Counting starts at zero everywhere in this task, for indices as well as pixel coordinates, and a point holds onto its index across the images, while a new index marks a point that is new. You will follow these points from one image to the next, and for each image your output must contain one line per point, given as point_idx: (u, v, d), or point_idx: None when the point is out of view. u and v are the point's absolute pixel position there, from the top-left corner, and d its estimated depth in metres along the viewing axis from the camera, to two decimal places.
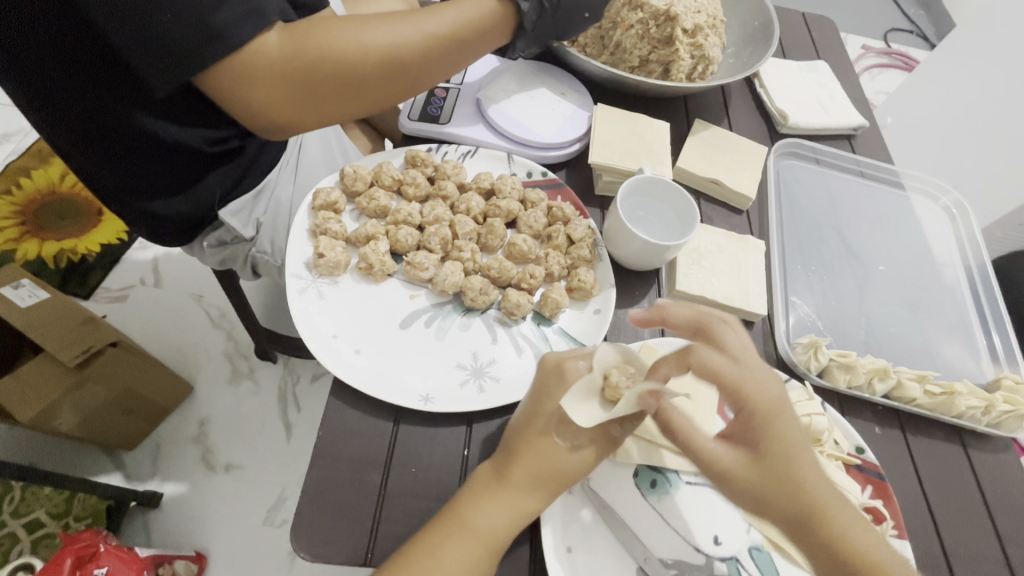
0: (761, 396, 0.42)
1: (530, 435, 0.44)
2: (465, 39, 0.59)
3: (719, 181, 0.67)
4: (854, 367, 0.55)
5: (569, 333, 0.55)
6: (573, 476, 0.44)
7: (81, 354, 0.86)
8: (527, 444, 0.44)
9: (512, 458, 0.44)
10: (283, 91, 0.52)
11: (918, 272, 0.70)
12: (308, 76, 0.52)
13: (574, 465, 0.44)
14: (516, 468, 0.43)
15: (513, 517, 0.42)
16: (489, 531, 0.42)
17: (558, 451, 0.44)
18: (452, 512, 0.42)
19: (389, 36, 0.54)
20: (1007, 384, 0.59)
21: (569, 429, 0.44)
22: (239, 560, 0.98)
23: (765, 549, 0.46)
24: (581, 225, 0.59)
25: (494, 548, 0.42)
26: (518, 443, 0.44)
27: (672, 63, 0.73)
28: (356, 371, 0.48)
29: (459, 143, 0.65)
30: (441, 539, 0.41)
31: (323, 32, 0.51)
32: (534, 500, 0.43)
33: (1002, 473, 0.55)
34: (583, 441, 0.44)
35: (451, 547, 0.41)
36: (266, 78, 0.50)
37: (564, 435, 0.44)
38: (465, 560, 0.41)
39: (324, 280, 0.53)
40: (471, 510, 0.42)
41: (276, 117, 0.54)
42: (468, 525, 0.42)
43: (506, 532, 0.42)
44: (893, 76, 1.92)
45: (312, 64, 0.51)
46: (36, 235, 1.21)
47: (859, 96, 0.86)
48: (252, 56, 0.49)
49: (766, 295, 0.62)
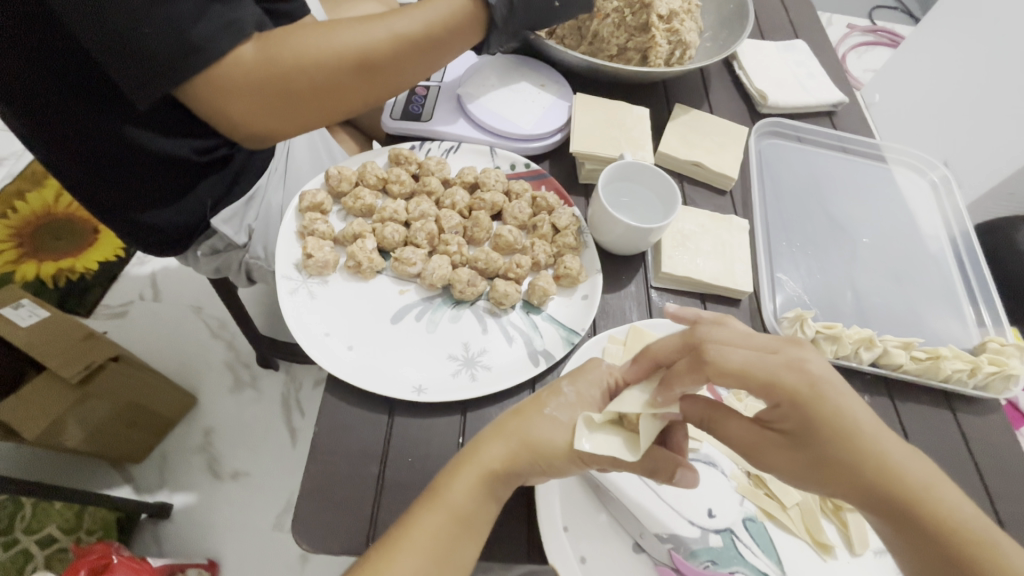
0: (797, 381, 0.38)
1: (525, 407, 0.45)
2: (437, 40, 0.60)
3: (701, 163, 0.68)
4: (840, 337, 0.55)
5: (557, 319, 0.56)
6: (546, 446, 0.43)
7: (82, 370, 0.87)
8: (514, 412, 0.45)
9: (496, 429, 0.45)
10: (260, 102, 0.53)
11: (901, 242, 0.71)
12: (285, 87, 0.53)
13: (554, 432, 0.43)
14: (495, 432, 0.44)
15: (481, 483, 0.42)
16: (453, 501, 0.42)
17: (540, 418, 0.44)
18: (432, 486, 0.43)
19: (358, 40, 0.55)
20: (992, 346, 0.59)
21: (558, 400, 0.45)
22: (252, 565, 1.00)
23: (759, 519, 0.47)
24: (565, 213, 0.60)
25: (459, 519, 0.42)
26: (509, 416, 0.45)
27: (649, 49, 0.74)
28: (350, 368, 0.49)
29: (441, 139, 0.66)
30: (417, 511, 0.42)
31: (294, 38, 0.52)
32: (500, 471, 0.43)
33: (989, 433, 0.56)
34: (566, 416, 0.45)
35: (422, 518, 0.41)
36: (243, 92, 0.51)
37: (559, 408, 0.45)
38: (436, 527, 0.41)
39: (314, 280, 0.54)
40: (445, 485, 0.42)
41: (256, 127, 0.55)
42: (438, 498, 0.42)
43: (472, 495, 0.42)
44: (879, 54, 1.92)
45: (285, 73, 0.52)
46: (34, 256, 1.23)
47: (837, 73, 0.87)
48: (232, 66, 0.50)
49: (752, 272, 0.63)
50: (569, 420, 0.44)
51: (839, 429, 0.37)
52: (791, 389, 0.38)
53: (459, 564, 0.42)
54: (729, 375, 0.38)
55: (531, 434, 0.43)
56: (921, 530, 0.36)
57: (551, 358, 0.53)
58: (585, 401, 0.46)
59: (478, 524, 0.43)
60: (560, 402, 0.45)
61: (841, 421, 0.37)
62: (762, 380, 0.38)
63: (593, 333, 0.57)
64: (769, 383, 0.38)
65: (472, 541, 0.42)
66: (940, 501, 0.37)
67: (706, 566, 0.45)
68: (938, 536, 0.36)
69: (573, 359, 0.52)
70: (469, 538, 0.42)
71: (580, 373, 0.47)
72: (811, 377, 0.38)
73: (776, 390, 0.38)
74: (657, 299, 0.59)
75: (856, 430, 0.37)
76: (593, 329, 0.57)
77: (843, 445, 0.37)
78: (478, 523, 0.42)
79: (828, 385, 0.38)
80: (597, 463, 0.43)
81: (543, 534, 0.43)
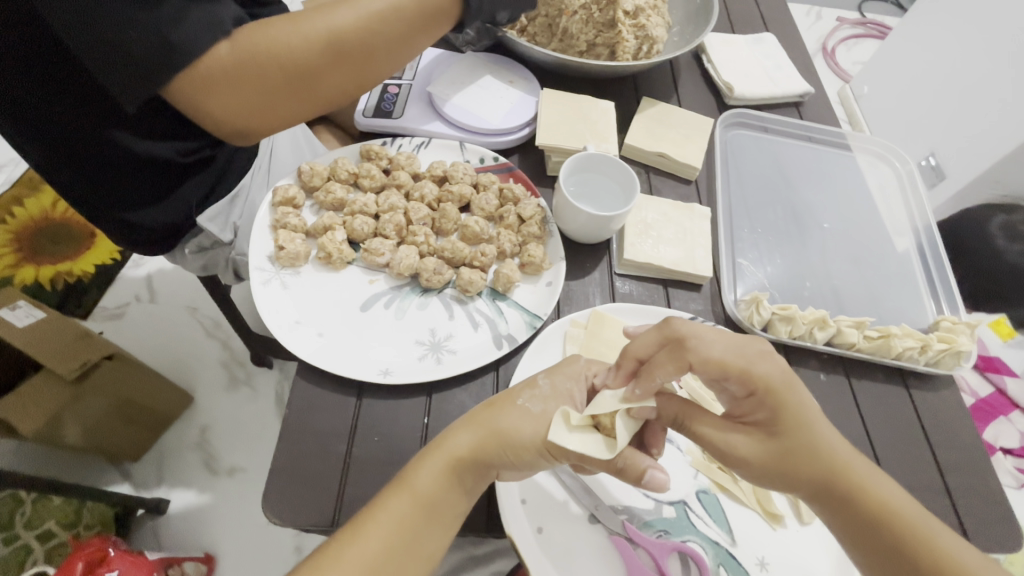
0: (763, 371, 0.42)
1: (500, 399, 0.46)
2: (408, 14, 0.61)
3: (666, 154, 0.70)
4: (794, 318, 0.58)
5: (522, 305, 0.58)
6: (512, 437, 0.43)
7: (76, 367, 0.90)
8: (488, 403, 0.46)
9: (467, 419, 0.45)
10: (241, 96, 0.55)
11: (862, 228, 0.73)
12: (262, 80, 0.55)
13: (524, 423, 0.44)
14: (466, 421, 0.45)
15: (449, 473, 0.43)
16: (418, 486, 0.43)
17: (512, 409, 0.44)
18: (402, 472, 0.45)
19: (329, 24, 0.56)
20: (944, 325, 0.62)
21: (536, 395, 0.45)
22: (248, 558, 1.02)
23: (712, 492, 0.50)
24: (530, 204, 0.62)
25: (422, 504, 0.43)
26: (483, 406, 0.46)
27: (617, 45, 0.76)
28: (320, 352, 0.51)
29: (412, 135, 0.68)
30: (384, 495, 0.43)
31: (267, 30, 0.54)
32: (467, 460, 0.44)
33: (943, 410, 0.58)
34: (538, 408, 0.45)
35: (387, 504, 0.43)
36: (221, 87, 0.53)
37: (534, 401, 0.45)
38: (400, 511, 0.43)
39: (287, 271, 0.56)
40: (414, 472, 0.44)
41: (243, 122, 0.57)
42: (405, 482, 0.43)
43: (438, 483, 0.43)
44: (868, 46, 1.93)
45: (262, 63, 0.54)
46: (31, 260, 1.23)
47: (806, 64, 0.89)
48: (210, 62, 0.51)
49: (713, 258, 0.65)
50: (540, 413, 0.45)
51: (800, 421, 0.41)
52: (765, 378, 0.41)
53: (423, 549, 0.43)
54: (709, 364, 0.42)
55: (500, 424, 0.44)
56: (862, 517, 0.41)
57: (514, 342, 0.55)
58: (560, 396, 0.46)
59: (443, 510, 0.44)
60: (535, 394, 0.45)
61: (804, 418, 0.41)
62: (736, 371, 0.42)
63: (556, 318, 0.59)
64: (744, 370, 0.42)
65: (435, 527, 0.44)
66: (881, 492, 0.41)
67: (659, 536, 0.47)
68: (876, 523, 0.40)
69: (535, 342, 0.55)
70: (434, 523, 0.44)
71: (557, 367, 0.48)
72: (775, 371, 0.42)
73: (751, 377, 0.42)
74: (620, 286, 0.62)
75: (810, 424, 0.42)
76: (556, 314, 0.59)
77: (801, 438, 0.41)
78: (443, 510, 0.44)
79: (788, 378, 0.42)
80: (567, 459, 0.43)
81: (501, 506, 0.46)
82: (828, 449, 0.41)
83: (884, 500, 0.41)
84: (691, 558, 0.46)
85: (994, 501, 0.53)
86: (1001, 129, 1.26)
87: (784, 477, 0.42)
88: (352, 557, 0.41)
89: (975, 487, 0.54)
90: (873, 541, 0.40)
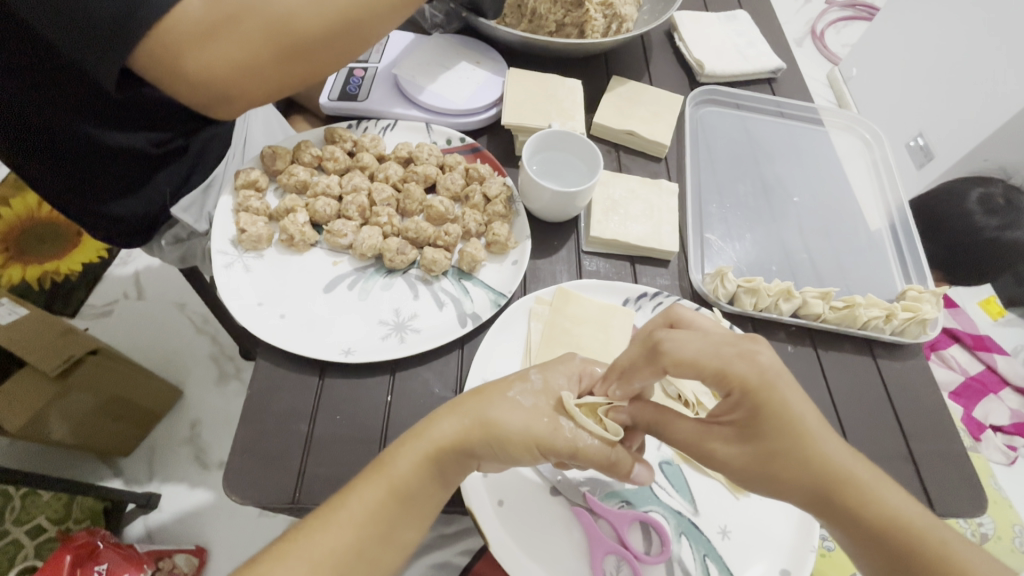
0: (748, 370, 0.37)
1: (488, 388, 0.43)
2: None
3: (635, 131, 0.69)
4: (758, 290, 0.58)
5: (488, 284, 0.58)
6: (500, 429, 0.41)
7: (61, 363, 0.90)
8: (476, 390, 0.43)
9: (452, 406, 0.43)
10: (214, 57, 0.51)
11: (832, 200, 0.73)
12: (237, 37, 0.50)
13: (512, 415, 0.41)
14: (451, 407, 0.43)
15: (428, 463, 0.41)
16: (396, 474, 0.41)
17: (501, 400, 0.42)
18: (377, 459, 0.42)
19: None
20: (911, 295, 0.62)
21: (527, 389, 0.43)
22: (238, 551, 1.01)
23: (675, 463, 0.50)
24: (496, 183, 0.62)
25: (399, 494, 0.41)
26: (469, 394, 0.44)
27: (586, 24, 0.75)
28: (280, 333, 0.51)
29: (378, 118, 0.68)
30: (359, 483, 0.41)
31: None
32: (447, 450, 0.41)
33: (910, 378, 0.58)
34: (529, 402, 0.43)
35: (360, 492, 0.41)
36: (196, 44, 0.49)
37: (524, 393, 0.43)
38: (374, 498, 0.40)
39: (250, 254, 0.56)
40: (391, 458, 0.41)
41: (217, 86, 0.53)
42: (383, 470, 0.41)
43: (417, 472, 0.41)
44: (857, 28, 1.90)
45: (236, 20, 0.49)
46: (19, 260, 1.17)
47: (779, 40, 0.88)
48: (179, 18, 0.48)
49: (681, 234, 0.65)
50: (530, 406, 0.43)
51: (783, 421, 0.37)
52: (741, 377, 0.37)
53: (396, 542, 0.42)
54: (683, 366, 0.39)
55: (487, 414, 0.41)
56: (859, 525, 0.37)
57: (479, 320, 0.55)
58: (552, 392, 0.44)
59: (419, 499, 0.42)
60: (524, 384, 0.44)
61: (793, 419, 0.37)
62: (715, 368, 0.38)
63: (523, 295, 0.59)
64: (721, 369, 0.38)
65: (411, 518, 0.42)
66: (883, 497, 0.37)
67: (620, 506, 0.47)
68: (877, 533, 0.36)
69: (499, 319, 0.55)
70: (408, 513, 0.42)
71: (550, 363, 0.46)
72: (760, 367, 0.38)
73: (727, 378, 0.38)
74: (587, 263, 0.62)
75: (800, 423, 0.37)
76: (523, 291, 0.59)
77: (784, 441, 0.37)
78: (421, 500, 0.42)
79: (778, 374, 0.38)
80: (557, 457, 0.42)
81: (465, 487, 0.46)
82: (819, 451, 0.37)
83: (887, 508, 0.36)
84: (652, 527, 0.47)
85: (963, 468, 0.53)
86: (989, 104, 1.23)
87: (771, 482, 0.38)
88: (320, 544, 0.39)
89: (940, 453, 0.54)
90: (874, 552, 0.36)
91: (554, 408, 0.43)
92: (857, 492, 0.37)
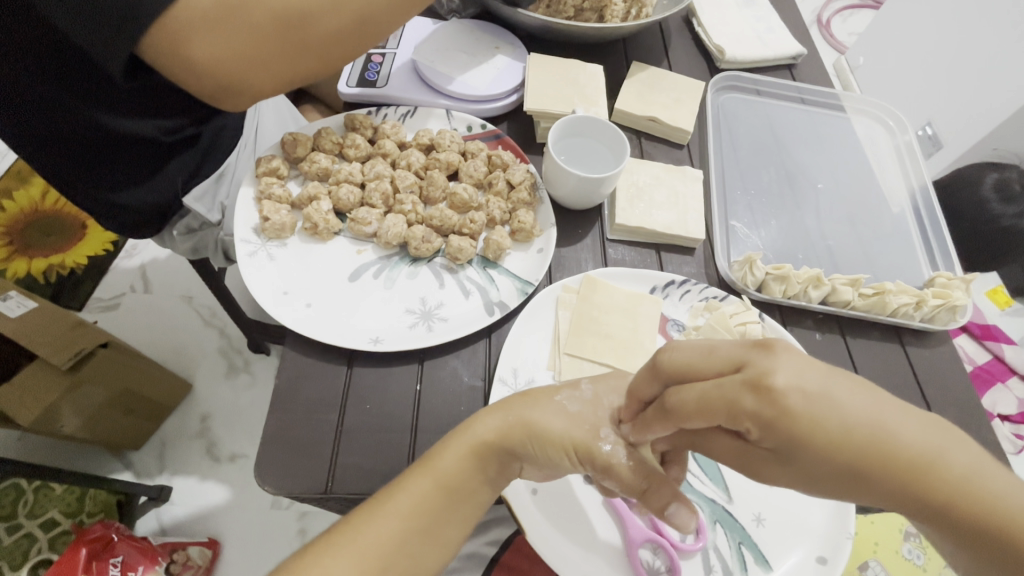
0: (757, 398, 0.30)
1: (538, 392, 0.43)
2: None
3: (657, 118, 0.69)
4: (788, 278, 0.58)
5: (514, 272, 0.57)
6: (543, 429, 0.40)
7: (72, 357, 0.87)
8: (523, 393, 0.43)
9: (498, 406, 0.43)
10: (222, 49, 0.50)
11: (855, 187, 0.72)
12: (248, 29, 0.49)
13: (556, 419, 0.40)
14: (497, 405, 0.43)
15: (474, 462, 0.41)
16: (442, 469, 0.40)
17: (548, 403, 0.42)
18: (423, 454, 0.42)
19: None
20: (940, 281, 0.61)
21: (575, 395, 0.42)
22: (252, 542, 1.01)
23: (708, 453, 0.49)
24: (520, 170, 0.61)
25: (446, 489, 0.41)
26: (515, 395, 0.43)
27: (605, 8, 0.74)
28: (307, 321, 0.51)
29: (398, 105, 0.67)
30: (405, 476, 0.41)
31: None
32: (494, 449, 0.41)
33: (938, 364, 0.58)
34: (575, 407, 0.41)
35: (407, 487, 0.40)
36: (204, 30, 0.48)
37: (572, 399, 0.42)
38: (421, 492, 0.40)
39: (273, 243, 0.56)
40: (437, 453, 0.41)
41: (222, 79, 0.52)
42: (430, 464, 0.41)
43: (463, 468, 0.41)
44: (865, 16, 1.88)
45: (244, 13, 0.48)
46: (23, 254, 1.20)
47: (796, 25, 0.87)
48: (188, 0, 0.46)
49: (706, 221, 0.64)
50: (575, 412, 0.41)
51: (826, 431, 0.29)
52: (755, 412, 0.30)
53: (440, 539, 0.41)
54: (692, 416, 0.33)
55: (531, 415, 0.41)
56: (979, 530, 0.30)
57: (506, 309, 0.54)
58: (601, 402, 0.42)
59: (465, 497, 0.42)
60: (573, 390, 0.43)
61: (830, 418, 0.29)
62: (723, 411, 0.31)
63: (548, 282, 0.59)
64: (730, 411, 0.31)
65: (455, 516, 0.42)
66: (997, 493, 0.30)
67: None
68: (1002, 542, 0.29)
69: (527, 308, 0.54)
70: (454, 508, 0.41)
71: (605, 376, 0.44)
72: (780, 386, 0.30)
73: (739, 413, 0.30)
74: (612, 252, 0.61)
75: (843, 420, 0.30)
76: (548, 279, 0.59)
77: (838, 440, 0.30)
78: (465, 497, 0.42)
79: (799, 394, 0.29)
80: (592, 467, 0.40)
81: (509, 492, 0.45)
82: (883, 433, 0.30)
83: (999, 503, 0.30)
84: None
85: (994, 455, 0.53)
86: (1001, 92, 1.22)
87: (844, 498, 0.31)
88: (369, 534, 0.39)
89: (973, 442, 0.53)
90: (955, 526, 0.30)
91: (597, 415, 0.41)
92: (954, 488, 0.30)
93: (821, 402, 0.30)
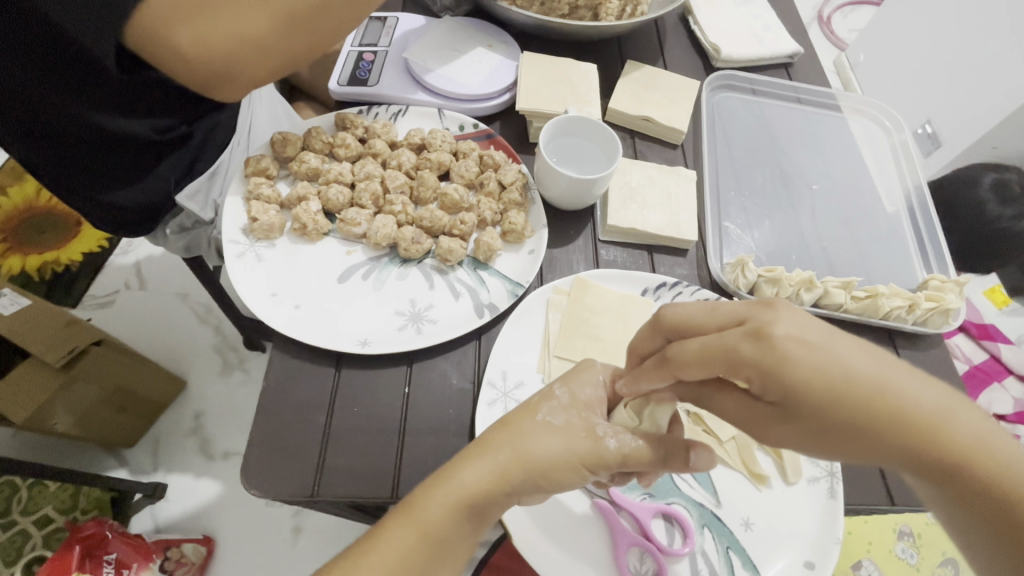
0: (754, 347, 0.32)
1: (518, 418, 0.40)
2: None
3: (652, 118, 0.68)
4: (780, 280, 0.58)
5: (504, 273, 0.57)
6: (539, 458, 0.38)
7: (65, 354, 0.87)
8: (502, 422, 0.40)
9: (478, 442, 0.40)
10: (209, 33, 0.49)
11: (850, 188, 0.72)
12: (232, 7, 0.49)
13: (546, 447, 0.39)
14: (478, 449, 0.39)
15: (461, 508, 0.37)
16: (426, 518, 0.37)
17: (533, 427, 0.39)
18: (406, 496, 0.39)
19: None
20: (934, 283, 0.61)
21: (551, 406, 0.41)
22: (245, 540, 1.01)
23: None
24: (511, 170, 0.61)
25: (431, 539, 0.37)
26: (496, 427, 0.40)
27: (600, 7, 0.73)
28: (298, 323, 0.50)
29: (389, 103, 0.66)
30: (390, 521, 0.38)
31: None
32: (483, 490, 0.38)
33: (930, 367, 0.58)
34: (560, 420, 0.40)
35: (394, 531, 0.37)
36: (191, 14, 0.47)
37: (552, 412, 0.40)
38: (407, 542, 0.37)
39: (262, 243, 0.55)
40: (420, 497, 0.38)
41: (212, 68, 0.51)
42: (412, 513, 0.37)
43: (449, 517, 0.37)
44: (864, 14, 1.86)
45: None
46: (18, 250, 1.18)
47: (793, 23, 0.86)
48: None
49: (698, 222, 0.63)
50: (564, 425, 0.40)
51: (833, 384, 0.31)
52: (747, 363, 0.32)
53: None
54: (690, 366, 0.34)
55: (523, 445, 0.39)
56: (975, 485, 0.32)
57: (496, 310, 0.54)
58: (580, 403, 0.42)
59: (453, 545, 0.38)
60: (553, 405, 0.41)
61: (836, 375, 0.31)
62: (721, 358, 0.33)
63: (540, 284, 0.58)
64: (730, 358, 0.33)
65: (443, 566, 0.38)
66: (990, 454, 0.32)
67: (643, 499, 0.47)
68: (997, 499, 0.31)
69: (518, 310, 0.54)
70: (441, 557, 0.38)
71: (573, 374, 0.43)
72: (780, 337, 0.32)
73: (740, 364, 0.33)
74: (604, 253, 0.60)
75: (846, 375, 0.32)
76: (540, 280, 0.58)
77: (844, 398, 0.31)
78: (453, 545, 0.38)
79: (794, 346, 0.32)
80: (604, 471, 0.40)
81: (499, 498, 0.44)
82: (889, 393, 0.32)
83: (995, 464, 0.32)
84: (674, 520, 0.47)
85: None
86: (1000, 91, 1.21)
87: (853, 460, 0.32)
88: None
89: None
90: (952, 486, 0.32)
91: (588, 422, 0.41)
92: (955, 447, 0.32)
93: (823, 356, 0.32)
